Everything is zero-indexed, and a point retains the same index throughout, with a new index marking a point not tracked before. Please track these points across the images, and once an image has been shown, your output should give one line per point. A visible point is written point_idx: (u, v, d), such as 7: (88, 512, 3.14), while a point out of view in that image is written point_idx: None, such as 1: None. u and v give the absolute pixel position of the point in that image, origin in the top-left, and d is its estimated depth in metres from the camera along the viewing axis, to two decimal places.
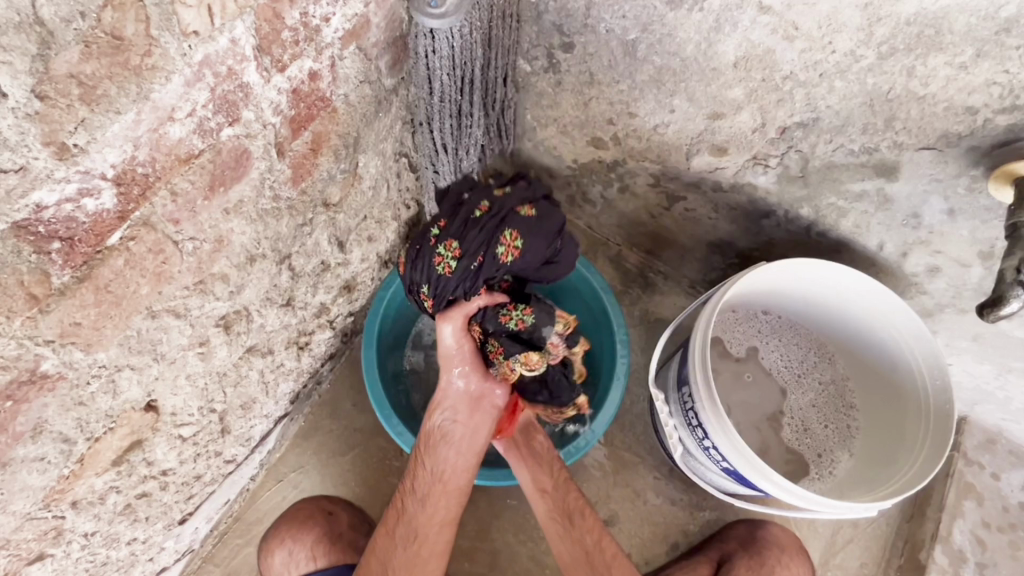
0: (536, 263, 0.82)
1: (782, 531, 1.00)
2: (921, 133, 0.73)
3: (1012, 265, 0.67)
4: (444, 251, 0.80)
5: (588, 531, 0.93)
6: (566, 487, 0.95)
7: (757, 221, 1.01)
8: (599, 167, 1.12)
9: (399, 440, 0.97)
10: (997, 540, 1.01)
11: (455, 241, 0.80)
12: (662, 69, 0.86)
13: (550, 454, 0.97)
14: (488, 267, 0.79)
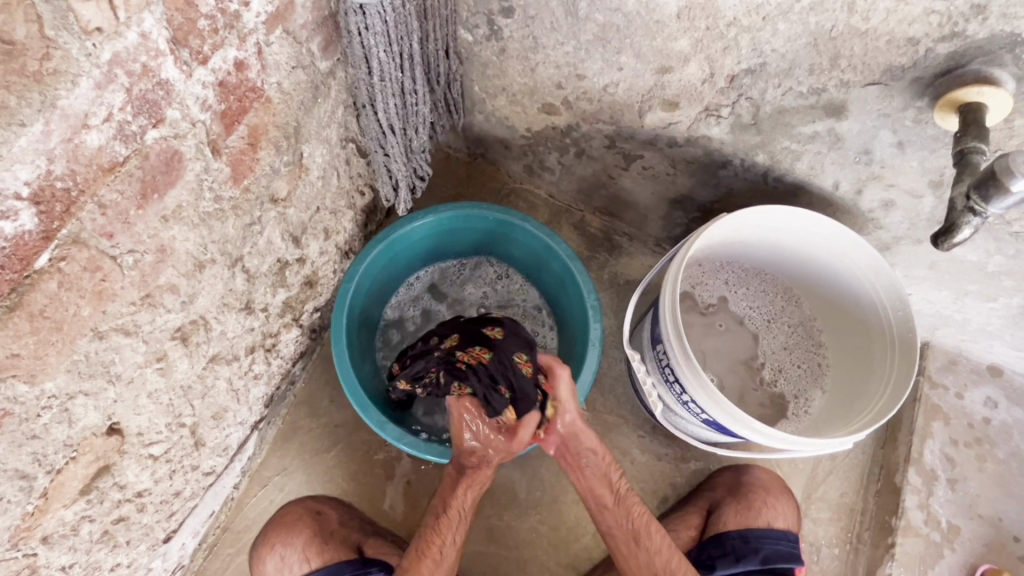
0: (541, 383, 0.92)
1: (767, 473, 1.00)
2: (865, 68, 0.73)
3: (962, 192, 0.67)
4: (524, 362, 0.88)
5: (653, 550, 0.87)
6: (629, 503, 0.89)
7: (715, 173, 1.01)
8: (554, 133, 1.11)
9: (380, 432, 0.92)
10: (964, 455, 1.07)
11: (533, 366, 0.89)
12: (607, 26, 0.84)
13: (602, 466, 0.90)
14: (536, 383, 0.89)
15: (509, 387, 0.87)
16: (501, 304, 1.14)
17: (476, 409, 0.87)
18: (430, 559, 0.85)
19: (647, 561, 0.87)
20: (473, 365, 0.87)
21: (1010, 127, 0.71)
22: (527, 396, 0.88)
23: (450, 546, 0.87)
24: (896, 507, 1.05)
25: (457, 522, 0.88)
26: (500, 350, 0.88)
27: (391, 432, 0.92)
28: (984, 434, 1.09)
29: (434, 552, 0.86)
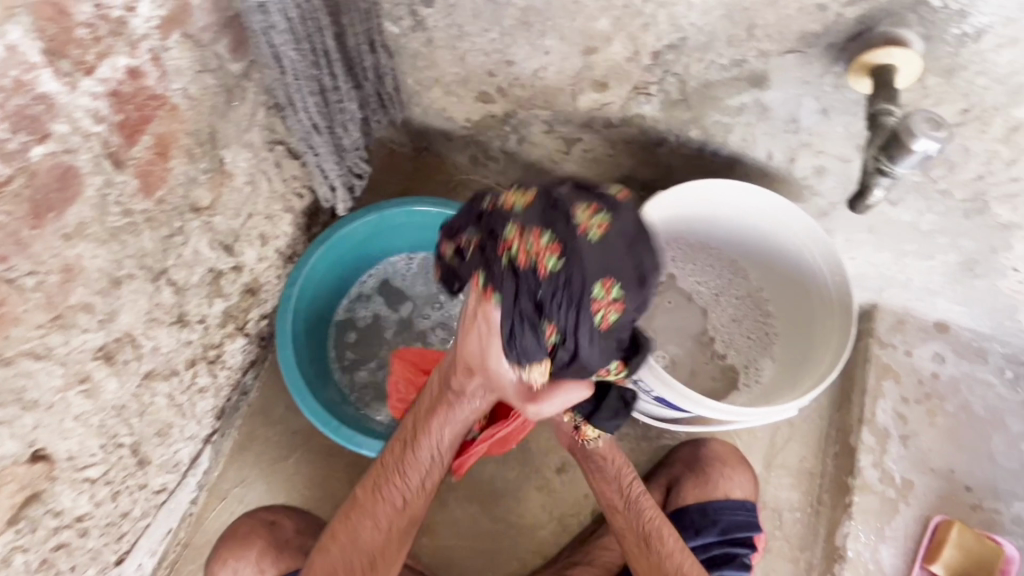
0: (616, 345, 0.68)
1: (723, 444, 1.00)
2: (781, 36, 0.73)
3: (874, 151, 0.67)
4: (602, 296, 0.61)
5: (665, 553, 0.83)
6: (640, 504, 0.87)
7: (652, 151, 1.01)
8: (493, 122, 1.10)
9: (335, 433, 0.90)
10: (915, 411, 1.09)
11: (611, 318, 0.63)
12: (528, 10, 0.83)
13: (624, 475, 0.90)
14: (600, 345, 0.66)
15: (557, 326, 0.64)
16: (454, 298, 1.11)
17: (499, 320, 0.68)
18: (387, 504, 0.82)
19: (658, 564, 0.83)
20: (520, 264, 0.63)
21: (923, 87, 0.72)
22: (580, 352, 0.65)
23: (416, 495, 0.83)
24: (852, 467, 1.06)
25: (413, 475, 0.83)
26: (576, 274, 0.60)
27: (343, 437, 0.91)
28: (934, 389, 1.11)
29: (394, 497, 0.82)
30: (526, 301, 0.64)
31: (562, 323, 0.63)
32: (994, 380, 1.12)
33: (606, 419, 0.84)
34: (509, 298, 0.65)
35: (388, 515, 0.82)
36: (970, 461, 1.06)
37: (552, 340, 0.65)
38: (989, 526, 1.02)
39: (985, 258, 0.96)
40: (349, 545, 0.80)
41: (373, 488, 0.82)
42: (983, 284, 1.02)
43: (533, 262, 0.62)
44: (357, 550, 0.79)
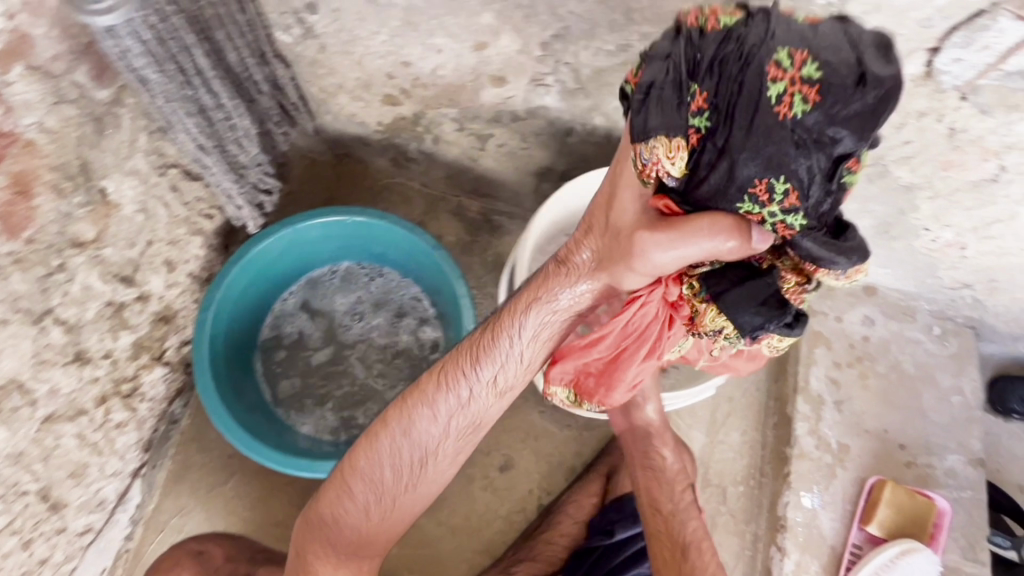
0: (748, 168, 0.54)
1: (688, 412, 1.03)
2: (658, 19, 0.72)
3: None
4: (805, 70, 0.52)
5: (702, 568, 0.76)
6: (686, 510, 0.82)
7: (563, 140, 1.00)
8: (405, 123, 1.08)
9: (258, 454, 0.89)
10: (847, 375, 1.11)
11: (814, 106, 0.52)
12: (410, 11, 0.81)
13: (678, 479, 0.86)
14: (775, 144, 0.53)
15: (738, 107, 0.54)
16: (379, 304, 1.09)
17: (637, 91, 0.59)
18: (391, 446, 0.73)
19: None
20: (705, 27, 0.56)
21: None
22: (738, 146, 0.54)
23: (427, 455, 0.73)
24: (790, 437, 1.08)
25: (446, 401, 0.72)
26: (780, 57, 0.52)
27: (276, 459, 0.89)
28: (865, 352, 1.13)
29: (401, 443, 0.73)
30: (680, 69, 0.56)
31: (719, 95, 0.55)
32: (923, 337, 1.14)
33: (748, 315, 0.62)
34: (651, 60, 0.58)
35: (414, 439, 0.73)
36: (903, 419, 1.08)
37: (673, 166, 0.57)
38: (924, 481, 1.04)
39: (896, 220, 0.97)
40: (373, 458, 0.73)
41: (404, 409, 0.72)
42: (901, 245, 1.03)
43: (695, 31, 0.56)
44: (379, 462, 0.73)
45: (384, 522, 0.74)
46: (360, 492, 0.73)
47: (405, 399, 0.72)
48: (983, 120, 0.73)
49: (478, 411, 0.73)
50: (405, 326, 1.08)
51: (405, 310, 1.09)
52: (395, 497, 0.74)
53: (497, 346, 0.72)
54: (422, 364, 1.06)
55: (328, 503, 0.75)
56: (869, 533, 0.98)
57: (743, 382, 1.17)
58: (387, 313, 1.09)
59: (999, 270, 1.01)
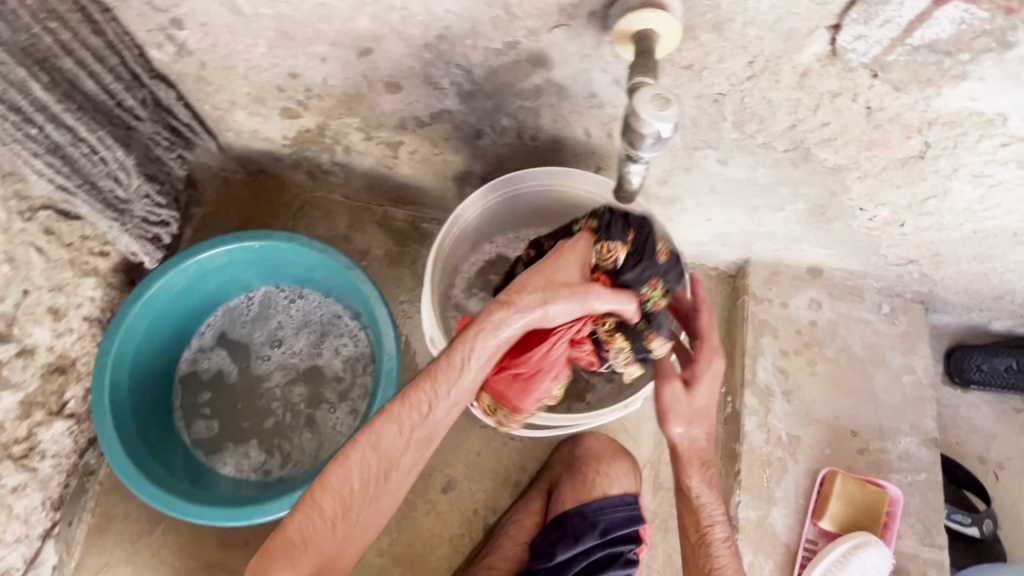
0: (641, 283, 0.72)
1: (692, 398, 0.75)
2: (541, 12, 0.65)
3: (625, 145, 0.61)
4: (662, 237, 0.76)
5: None
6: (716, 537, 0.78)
7: (475, 144, 0.93)
8: (311, 136, 1.01)
9: (170, 507, 0.83)
10: (795, 364, 1.07)
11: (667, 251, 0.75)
12: (281, 20, 0.74)
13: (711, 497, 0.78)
14: (652, 268, 0.73)
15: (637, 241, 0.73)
16: (299, 328, 1.04)
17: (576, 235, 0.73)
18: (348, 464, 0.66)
19: None
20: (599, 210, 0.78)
21: (699, 44, 0.66)
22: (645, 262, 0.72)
23: (383, 474, 0.67)
24: (739, 433, 1.04)
25: (409, 416, 0.68)
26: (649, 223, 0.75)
27: (211, 515, 0.83)
28: (813, 337, 1.09)
29: (359, 458, 0.67)
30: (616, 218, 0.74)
31: (636, 240, 0.74)
32: (872, 317, 1.10)
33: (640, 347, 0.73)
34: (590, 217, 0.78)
35: (384, 451, 0.67)
36: (854, 405, 1.05)
37: (617, 256, 0.72)
38: (877, 468, 1.01)
39: (830, 202, 0.92)
40: (346, 470, 0.67)
41: (369, 428, 0.67)
42: (839, 226, 0.98)
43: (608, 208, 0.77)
44: (350, 476, 0.67)
45: (344, 543, 0.67)
46: (317, 511, 0.66)
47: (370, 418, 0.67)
48: (899, 97, 0.68)
49: (440, 425, 0.69)
50: (329, 349, 1.03)
51: (328, 332, 1.03)
52: (363, 513, 0.67)
53: (452, 370, 0.67)
54: (349, 389, 1.01)
55: (303, 520, 0.66)
56: (823, 528, 0.96)
57: None
58: (309, 336, 1.03)
59: (941, 244, 0.97)
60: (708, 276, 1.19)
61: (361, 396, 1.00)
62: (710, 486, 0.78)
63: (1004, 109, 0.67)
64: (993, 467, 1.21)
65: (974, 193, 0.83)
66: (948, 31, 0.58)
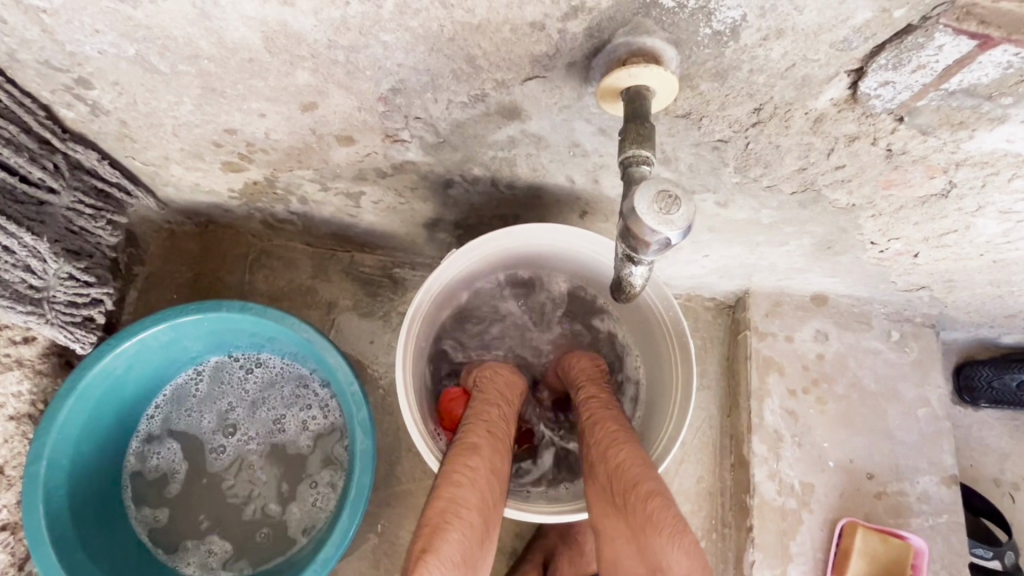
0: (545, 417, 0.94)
1: (579, 371, 0.84)
2: (511, 64, 0.55)
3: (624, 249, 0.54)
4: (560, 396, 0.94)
5: (630, 495, 0.64)
6: (612, 454, 0.69)
7: (444, 192, 0.83)
8: (260, 188, 0.90)
9: None
10: (804, 403, 0.99)
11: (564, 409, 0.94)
12: (206, 76, 0.63)
13: (605, 424, 0.73)
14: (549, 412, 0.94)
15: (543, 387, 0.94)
16: (256, 399, 0.94)
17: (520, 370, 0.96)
18: (470, 475, 0.67)
19: (641, 515, 0.62)
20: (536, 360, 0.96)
21: (698, 93, 0.56)
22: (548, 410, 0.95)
23: (495, 500, 0.69)
24: (748, 483, 0.96)
25: (501, 444, 0.74)
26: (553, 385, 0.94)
27: None
28: (821, 373, 1.01)
29: (478, 471, 0.68)
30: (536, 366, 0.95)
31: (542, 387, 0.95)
32: (882, 345, 1.03)
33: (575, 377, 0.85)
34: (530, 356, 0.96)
35: (498, 475, 0.71)
36: (869, 445, 0.98)
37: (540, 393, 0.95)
38: (897, 512, 0.95)
39: (839, 237, 0.83)
40: (477, 487, 0.67)
41: (478, 446, 0.71)
42: (846, 258, 0.90)
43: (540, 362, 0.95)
44: (482, 489, 0.67)
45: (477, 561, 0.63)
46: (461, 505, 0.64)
47: (476, 438, 0.72)
48: (925, 141, 0.59)
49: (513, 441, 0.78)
50: (295, 419, 0.93)
51: (291, 403, 0.93)
52: (492, 534, 0.67)
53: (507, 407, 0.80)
54: (320, 462, 0.91)
55: (459, 541, 0.61)
56: None
57: (694, 421, 1.06)
58: (269, 408, 0.93)
59: (956, 272, 0.90)
60: (705, 308, 1.10)
61: (336, 473, 0.91)
62: (603, 419, 0.75)
63: None
64: (1008, 489, 1.15)
65: (999, 228, 0.75)
66: (990, 75, 0.49)
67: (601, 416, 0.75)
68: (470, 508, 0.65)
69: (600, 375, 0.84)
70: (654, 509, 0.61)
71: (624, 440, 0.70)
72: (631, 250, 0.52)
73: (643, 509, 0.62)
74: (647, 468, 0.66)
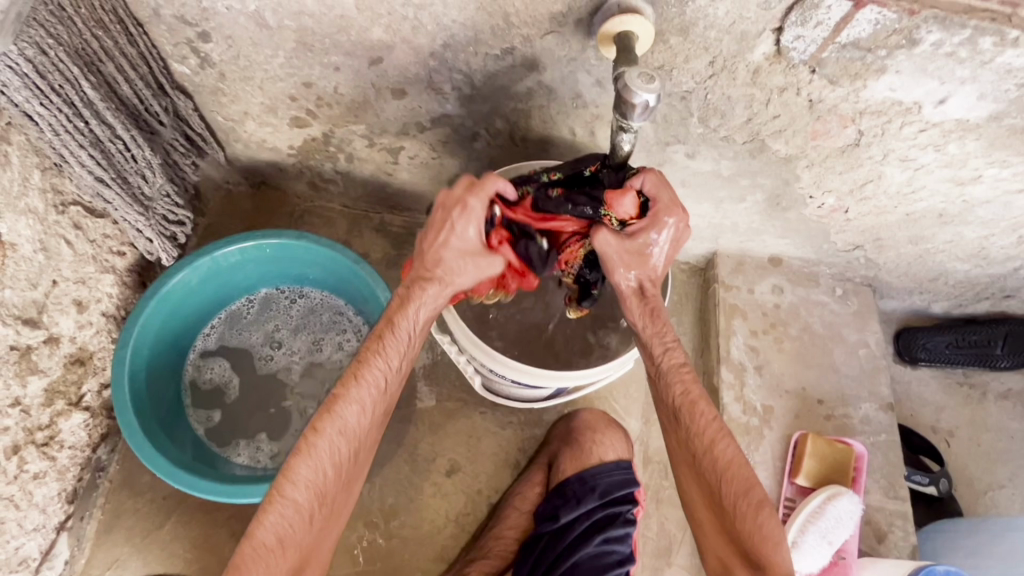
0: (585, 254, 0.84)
1: (649, 328, 0.79)
2: (535, 20, 0.77)
3: (616, 121, 0.75)
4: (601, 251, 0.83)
5: (733, 509, 0.74)
6: (710, 456, 0.76)
7: (471, 146, 1.04)
8: (316, 146, 1.09)
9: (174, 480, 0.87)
10: (764, 342, 1.18)
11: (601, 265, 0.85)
12: (302, 31, 0.84)
13: (705, 419, 0.76)
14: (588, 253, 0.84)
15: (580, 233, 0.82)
16: (301, 324, 1.10)
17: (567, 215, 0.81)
18: (307, 454, 0.71)
19: (748, 526, 0.72)
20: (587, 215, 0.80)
21: (668, 47, 0.79)
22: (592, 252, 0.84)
23: (345, 461, 0.73)
24: (718, 406, 1.14)
25: (368, 393, 0.74)
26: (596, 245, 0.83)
27: (238, 491, 0.87)
28: (778, 318, 1.20)
29: (318, 447, 0.71)
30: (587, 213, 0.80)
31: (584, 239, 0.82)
32: (828, 299, 1.22)
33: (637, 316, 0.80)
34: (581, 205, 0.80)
35: (350, 433, 0.73)
36: (817, 377, 1.17)
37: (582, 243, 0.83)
38: (842, 430, 1.13)
39: (784, 191, 1.04)
40: (314, 459, 0.71)
41: (331, 412, 0.72)
42: (793, 215, 1.10)
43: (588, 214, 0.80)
44: (321, 466, 0.71)
45: (313, 527, 0.72)
46: (288, 486, 0.70)
47: (332, 401, 0.72)
48: (834, 90, 0.81)
49: (393, 390, 0.77)
50: (334, 341, 1.09)
51: (330, 327, 1.10)
52: (337, 499, 0.74)
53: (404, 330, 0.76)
54: None
55: (274, 523, 0.70)
56: (799, 485, 1.08)
57: None
58: (311, 331, 1.10)
59: (881, 229, 1.09)
60: (681, 269, 1.30)
61: None
62: (698, 408, 0.77)
63: (919, 97, 0.80)
64: (944, 435, 1.33)
65: (904, 177, 0.96)
66: (867, 30, 0.72)
67: (693, 404, 0.77)
68: (306, 483, 0.71)
69: (663, 332, 0.79)
70: (761, 530, 0.71)
71: (722, 438, 0.76)
72: (621, 117, 0.73)
73: (750, 522, 0.72)
74: (749, 475, 0.74)
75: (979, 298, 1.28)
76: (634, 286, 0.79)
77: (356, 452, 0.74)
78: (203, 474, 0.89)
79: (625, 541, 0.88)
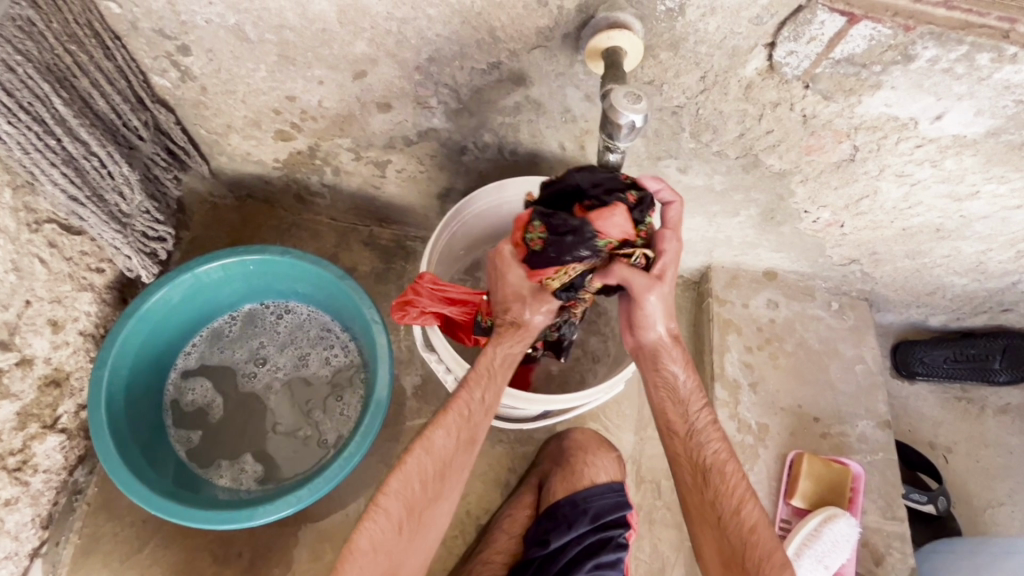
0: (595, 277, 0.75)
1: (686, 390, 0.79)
2: (521, 35, 0.75)
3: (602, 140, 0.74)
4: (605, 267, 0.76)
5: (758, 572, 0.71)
6: (738, 517, 0.75)
7: (459, 159, 1.01)
8: (302, 159, 1.07)
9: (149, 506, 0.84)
10: (759, 358, 1.16)
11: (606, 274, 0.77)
12: (284, 45, 0.82)
13: (734, 481, 0.76)
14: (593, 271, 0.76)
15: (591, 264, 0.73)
16: (286, 341, 1.07)
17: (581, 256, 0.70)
18: (400, 472, 0.74)
19: None
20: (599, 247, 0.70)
21: (659, 61, 0.77)
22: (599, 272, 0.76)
23: (435, 482, 0.74)
24: None
25: (455, 420, 0.76)
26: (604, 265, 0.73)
27: (220, 516, 0.84)
28: (773, 333, 1.18)
29: (411, 467, 0.74)
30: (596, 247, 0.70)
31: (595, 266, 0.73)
32: (824, 313, 1.20)
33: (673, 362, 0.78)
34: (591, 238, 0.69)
35: (438, 452, 0.75)
36: (813, 393, 1.14)
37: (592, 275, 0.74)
38: (839, 449, 1.11)
39: (778, 205, 1.02)
40: (404, 475, 0.74)
41: (423, 432, 0.76)
42: (788, 229, 1.08)
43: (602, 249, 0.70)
44: (409, 480, 0.74)
45: (404, 545, 0.73)
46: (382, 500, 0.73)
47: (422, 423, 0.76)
48: (828, 105, 0.79)
49: (481, 425, 0.77)
50: (319, 358, 1.07)
51: (315, 345, 1.07)
52: (426, 515, 0.74)
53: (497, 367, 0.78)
54: (340, 393, 1.04)
55: (371, 529, 0.72)
56: (795, 506, 1.06)
57: None
58: (297, 348, 1.07)
59: (877, 243, 1.07)
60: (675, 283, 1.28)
61: (353, 399, 1.04)
62: (728, 467, 0.77)
63: (914, 113, 0.78)
64: (942, 451, 1.30)
65: (899, 192, 0.94)
66: (861, 46, 0.70)
67: (723, 466, 0.77)
68: (398, 497, 0.73)
69: (697, 390, 0.79)
70: None
71: (751, 501, 0.76)
72: (608, 138, 0.71)
73: None
74: (775, 540, 0.74)
75: (977, 311, 1.26)
76: (671, 333, 0.77)
77: (449, 476, 0.75)
78: (187, 501, 0.87)
79: (617, 567, 0.85)
